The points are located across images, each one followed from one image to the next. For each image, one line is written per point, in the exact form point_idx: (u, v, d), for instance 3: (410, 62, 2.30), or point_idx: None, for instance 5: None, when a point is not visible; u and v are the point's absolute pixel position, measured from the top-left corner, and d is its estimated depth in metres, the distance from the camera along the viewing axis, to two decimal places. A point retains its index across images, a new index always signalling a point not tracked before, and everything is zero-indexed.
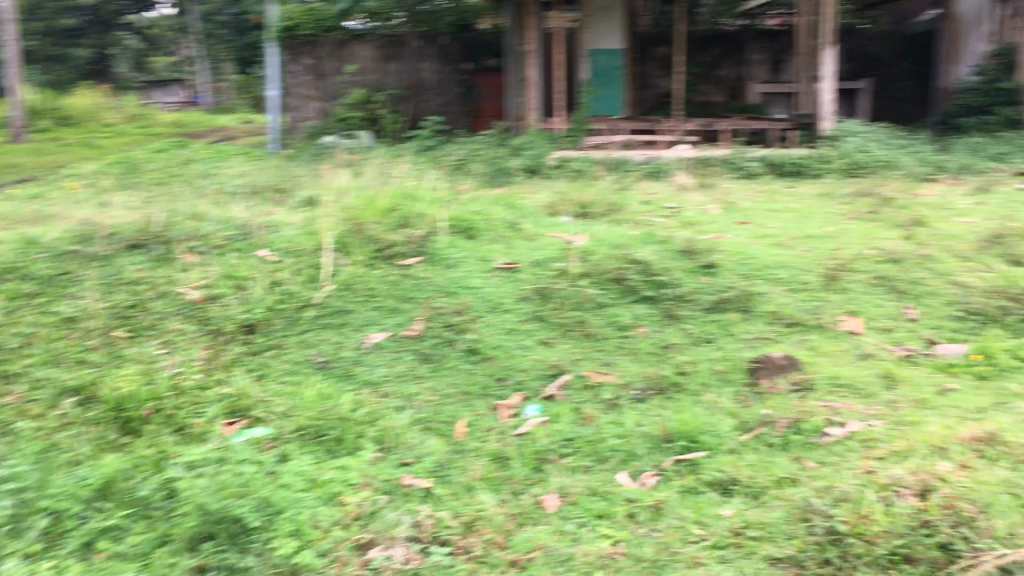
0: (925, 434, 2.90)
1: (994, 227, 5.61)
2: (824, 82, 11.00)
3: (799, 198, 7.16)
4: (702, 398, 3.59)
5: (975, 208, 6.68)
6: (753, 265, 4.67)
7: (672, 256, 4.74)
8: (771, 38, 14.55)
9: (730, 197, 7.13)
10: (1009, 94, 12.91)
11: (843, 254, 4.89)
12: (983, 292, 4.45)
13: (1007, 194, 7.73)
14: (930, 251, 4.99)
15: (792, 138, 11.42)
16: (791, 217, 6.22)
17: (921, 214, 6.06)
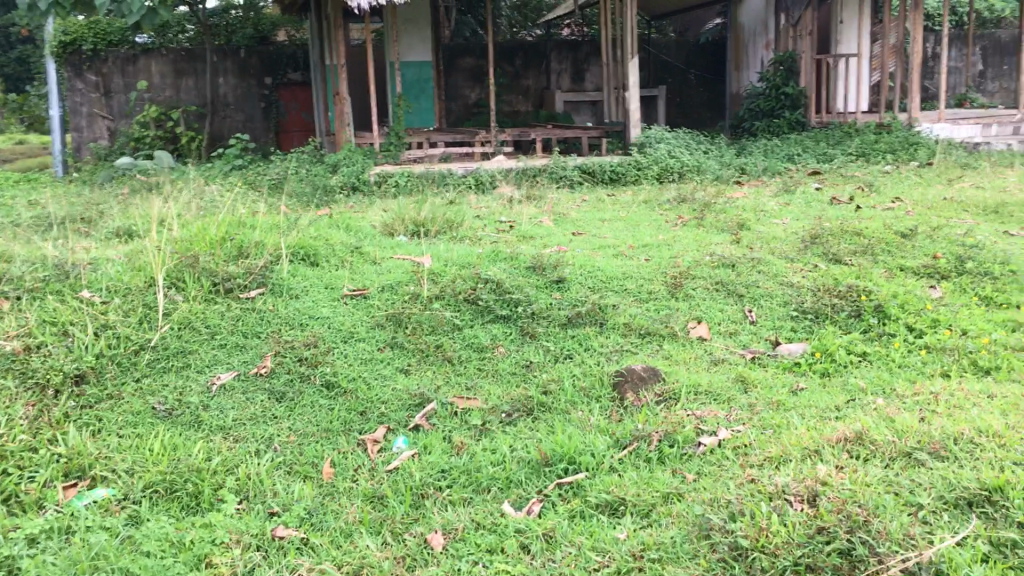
0: (795, 437, 3.01)
1: (807, 227, 5.97)
2: (631, 90, 11.33)
3: (624, 205, 7.36)
4: (572, 416, 3.58)
5: (785, 209, 7.09)
6: (600, 276, 4.72)
7: (521, 272, 4.72)
8: (573, 49, 14.95)
9: (558, 207, 7.22)
10: (793, 99, 13.82)
11: (682, 260, 5.03)
12: (814, 290, 4.70)
13: (808, 194, 8.27)
14: (757, 253, 5.22)
15: (603, 146, 11.71)
16: (621, 225, 6.37)
17: (740, 217, 6.36)
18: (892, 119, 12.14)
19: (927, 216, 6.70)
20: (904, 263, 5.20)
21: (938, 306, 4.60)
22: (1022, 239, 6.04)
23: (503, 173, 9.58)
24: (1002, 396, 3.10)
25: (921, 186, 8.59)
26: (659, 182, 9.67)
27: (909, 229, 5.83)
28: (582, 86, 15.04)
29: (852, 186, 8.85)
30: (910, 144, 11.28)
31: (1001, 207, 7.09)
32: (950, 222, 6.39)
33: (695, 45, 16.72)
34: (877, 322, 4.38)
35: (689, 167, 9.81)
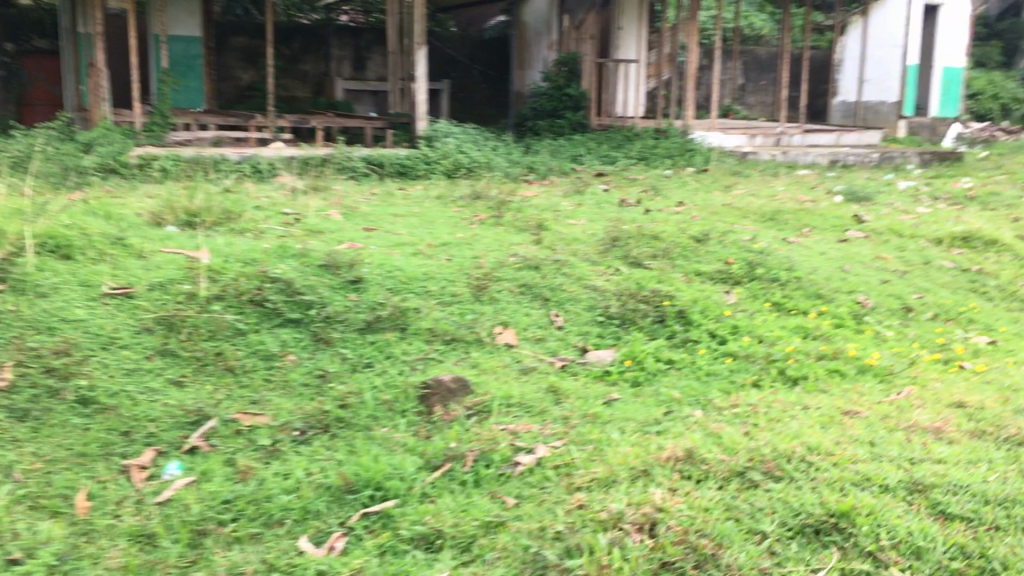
0: (620, 456, 2.81)
1: (603, 229, 5.91)
2: (419, 82, 10.97)
3: (415, 200, 7.06)
4: (375, 434, 3.23)
5: (578, 209, 7.05)
6: (399, 277, 4.38)
7: (312, 271, 4.28)
8: (353, 36, 14.43)
9: (346, 200, 6.78)
10: (575, 100, 13.98)
11: (484, 261, 4.78)
12: (619, 294, 4.59)
13: (596, 194, 8.32)
14: (560, 255, 5.03)
15: (388, 138, 11.26)
16: (411, 222, 6.00)
17: (536, 217, 6.22)
18: (669, 126, 12.53)
19: (712, 220, 6.86)
20: (699, 267, 5.22)
21: (735, 311, 4.64)
22: (800, 246, 6.28)
23: (285, 162, 8.96)
24: (817, 407, 3.04)
25: (700, 191, 8.87)
26: (449, 178, 9.41)
27: (700, 234, 5.90)
28: (364, 74, 14.52)
29: (636, 189, 9.01)
30: (686, 150, 11.68)
31: (775, 214, 7.40)
32: (734, 227, 6.57)
33: (480, 40, 16.66)
34: (681, 328, 4.32)
35: (479, 164, 9.64)
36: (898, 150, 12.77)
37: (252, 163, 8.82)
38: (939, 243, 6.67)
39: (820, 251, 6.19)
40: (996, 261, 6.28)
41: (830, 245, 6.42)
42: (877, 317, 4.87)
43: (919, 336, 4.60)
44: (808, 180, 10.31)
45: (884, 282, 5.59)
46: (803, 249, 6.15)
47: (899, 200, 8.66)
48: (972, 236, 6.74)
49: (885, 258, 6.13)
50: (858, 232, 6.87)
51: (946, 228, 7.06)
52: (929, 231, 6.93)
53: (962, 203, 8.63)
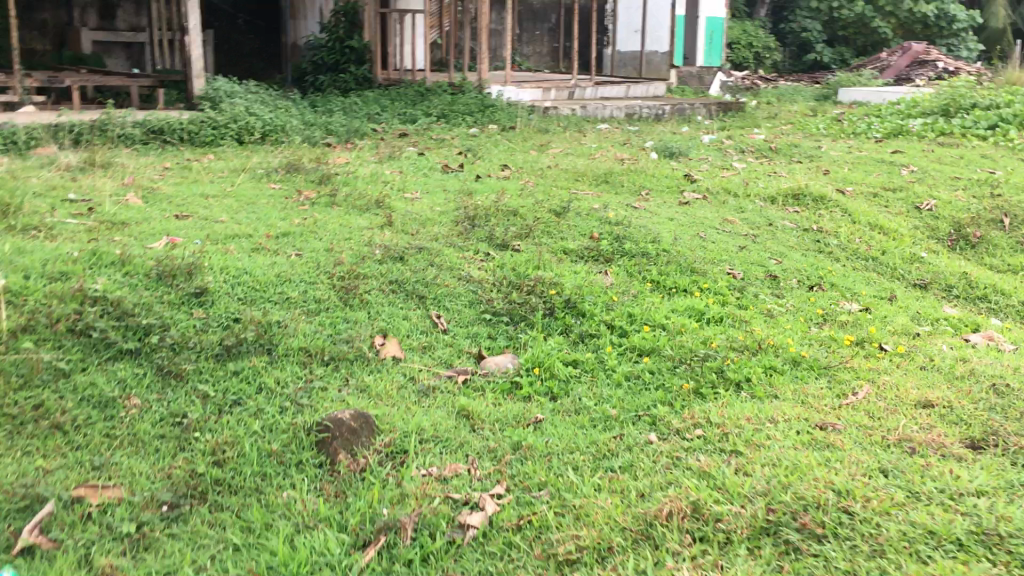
0: (600, 509, 2.34)
1: (450, 206, 5.35)
2: (191, 33, 9.73)
3: (217, 175, 6.17)
4: (272, 499, 2.57)
5: (405, 179, 6.44)
6: (249, 283, 3.65)
7: (142, 287, 3.48)
8: None
9: (137, 179, 5.78)
10: (358, 53, 13.11)
11: (341, 255, 4.11)
12: (502, 287, 4.09)
13: (413, 160, 7.73)
14: (422, 242, 4.43)
15: (158, 98, 9.96)
16: (227, 206, 5.15)
17: (371, 193, 5.57)
18: (463, 80, 11.99)
19: (550, 187, 6.48)
20: (565, 245, 4.81)
21: (621, 296, 4.27)
22: (648, 211, 6.02)
23: (43, 130, 7.64)
24: (787, 422, 2.71)
25: (516, 152, 8.48)
26: (241, 145, 8.42)
27: (554, 206, 5.48)
28: (112, 24, 12.56)
29: (449, 152, 8.48)
30: (485, 106, 11.23)
31: (607, 175, 7.13)
32: (576, 195, 6.22)
33: None
34: (576, 321, 3.90)
35: (272, 128, 8.71)
36: (685, 102, 12.98)
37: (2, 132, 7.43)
38: (772, 202, 6.66)
39: (668, 216, 5.95)
40: (830, 218, 6.33)
41: (674, 209, 6.21)
42: (755, 292, 4.68)
43: (801, 311, 4.45)
44: (612, 135, 10.20)
45: (742, 248, 5.43)
46: (653, 216, 5.89)
47: (710, 155, 8.69)
48: (802, 193, 6.78)
49: (732, 222, 5.99)
50: (695, 193, 6.72)
51: (772, 186, 7.08)
52: (759, 189, 6.91)
53: (767, 156, 8.79)
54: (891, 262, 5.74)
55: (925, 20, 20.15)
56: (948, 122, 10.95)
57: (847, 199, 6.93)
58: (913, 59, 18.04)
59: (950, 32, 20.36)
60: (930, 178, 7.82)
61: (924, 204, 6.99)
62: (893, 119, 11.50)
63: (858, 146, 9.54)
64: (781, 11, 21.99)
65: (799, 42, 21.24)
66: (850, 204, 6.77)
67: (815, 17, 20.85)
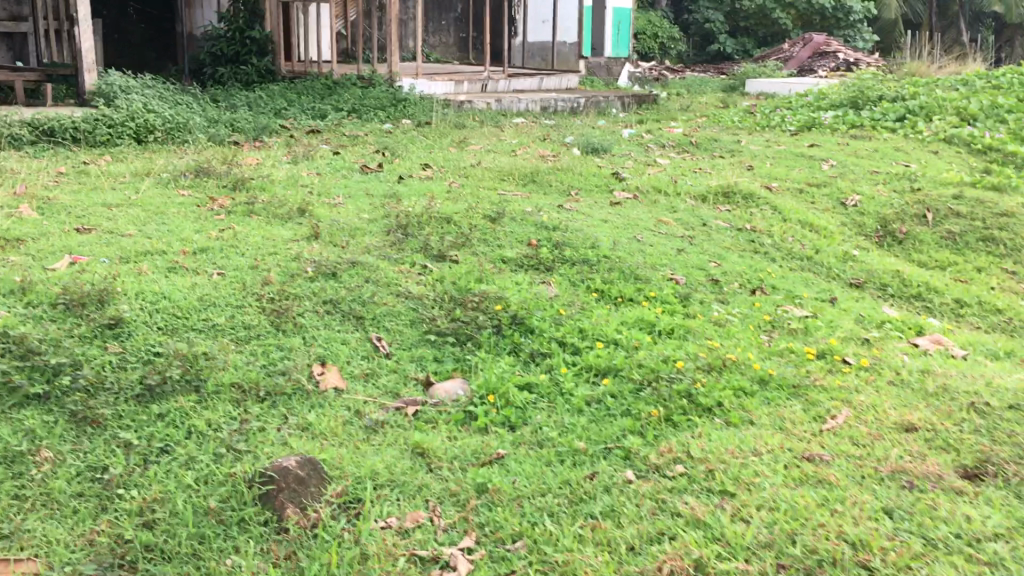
0: (589, 568, 2.13)
1: (377, 212, 5.05)
2: (81, 25, 9.10)
3: (120, 181, 5.72)
4: (215, 566, 2.27)
5: (325, 182, 6.09)
6: (170, 309, 3.31)
7: (47, 320, 3.11)
8: None
9: (30, 187, 5.28)
10: (260, 44, 12.57)
11: (268, 273, 3.79)
12: (443, 303, 3.84)
13: (328, 160, 7.36)
14: (354, 255, 4.14)
15: (46, 93, 9.29)
16: (134, 217, 4.74)
17: (290, 199, 5.22)
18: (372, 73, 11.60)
19: (477, 189, 6.23)
20: (503, 254, 4.57)
21: (567, 308, 4.06)
22: (581, 213, 5.82)
23: None
24: (773, 454, 2.55)
25: (436, 150, 8.19)
26: (141, 144, 7.91)
27: (486, 210, 5.24)
28: None
29: (366, 150, 8.13)
30: (398, 100, 10.88)
31: (534, 174, 6.91)
32: (505, 197, 5.98)
33: None
34: (525, 339, 3.67)
35: (174, 127, 8.21)
36: (598, 95, 12.86)
37: None
38: (703, 200, 6.55)
39: (601, 218, 5.76)
40: (762, 217, 6.24)
41: (606, 210, 6.02)
42: (701, 300, 4.53)
43: (750, 320, 4.31)
44: (530, 130, 10.00)
45: (680, 252, 5.29)
46: (587, 217, 5.70)
47: (632, 151, 8.57)
48: (731, 191, 6.69)
49: (666, 222, 5.84)
50: (624, 192, 6.56)
51: (701, 183, 6.97)
52: (688, 187, 6.79)
53: (689, 151, 8.72)
54: (826, 262, 5.68)
55: (824, 12, 20.54)
56: (858, 114, 11.10)
57: (775, 195, 6.88)
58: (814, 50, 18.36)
59: (847, 24, 20.81)
60: (851, 173, 7.85)
61: (849, 199, 6.98)
62: (805, 112, 11.61)
63: (775, 140, 9.56)
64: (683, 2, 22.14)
65: (702, 33, 21.39)
66: (778, 201, 6.71)
67: (717, 8, 21.04)
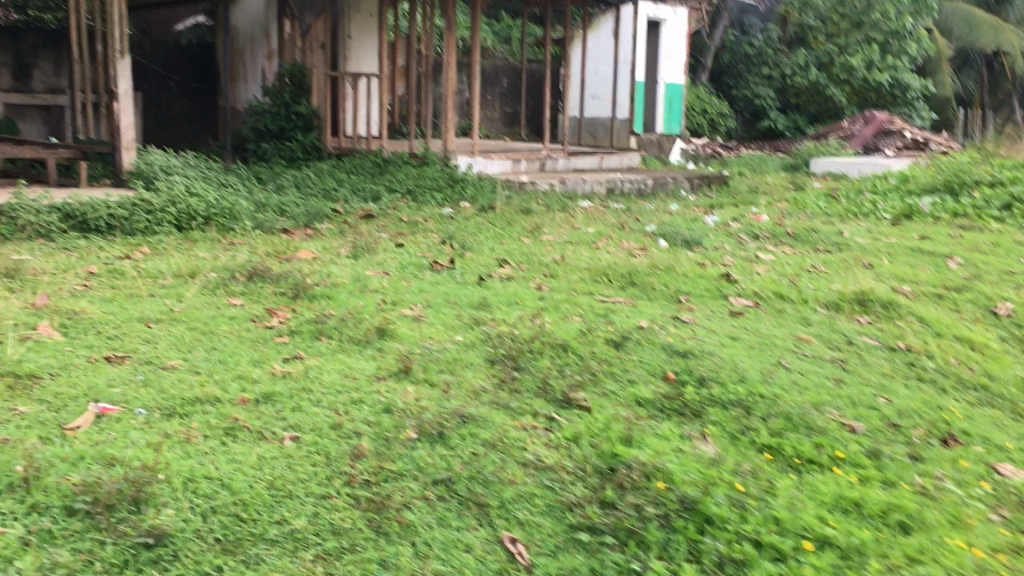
0: None
1: (472, 332, 4.12)
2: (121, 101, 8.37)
3: (159, 285, 4.86)
4: None
5: (397, 286, 5.20)
6: (233, 507, 2.35)
7: (67, 536, 2.14)
8: (11, 38, 11.04)
9: (55, 294, 4.41)
10: (305, 119, 11.87)
11: (359, 438, 2.84)
12: (589, 480, 2.86)
13: (391, 253, 6.50)
14: (461, 405, 3.20)
15: (80, 174, 8.53)
16: (177, 339, 3.85)
17: (366, 315, 4.33)
18: (426, 150, 10.83)
19: (571, 294, 5.33)
20: (639, 393, 3.62)
21: (745, 481, 3.04)
22: (704, 328, 4.86)
23: None
24: None
25: (507, 241, 7.32)
26: (181, 233, 7.13)
27: (602, 330, 4.28)
28: (28, 84, 11.22)
29: (428, 241, 7.26)
30: (454, 180, 10.08)
31: (632, 274, 5.98)
32: (609, 305, 5.06)
33: (174, 44, 13.57)
34: (708, 536, 2.65)
35: (220, 213, 7.42)
36: (665, 174, 11.96)
37: None
38: (836, 309, 5.58)
39: (728, 334, 4.80)
40: (912, 331, 5.25)
41: (729, 322, 5.07)
42: (896, 458, 3.49)
43: (972, 492, 3.27)
44: (603, 215, 9.09)
45: (837, 383, 4.27)
46: (711, 334, 4.73)
47: (726, 243, 7.61)
48: (867, 298, 5.71)
49: (807, 340, 4.86)
50: (743, 299, 5.60)
51: (826, 287, 6.00)
52: (814, 292, 5.81)
53: (788, 244, 7.76)
54: (1007, 392, 4.62)
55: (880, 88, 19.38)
56: (957, 201, 10.12)
57: (916, 302, 5.87)
58: (877, 127, 17.37)
59: (904, 101, 19.37)
60: (986, 274, 6.82)
61: (1000, 308, 5.94)
62: (896, 197, 10.62)
63: (878, 230, 8.59)
64: (725, 76, 20.89)
65: (751, 109, 20.40)
66: (924, 309, 5.69)
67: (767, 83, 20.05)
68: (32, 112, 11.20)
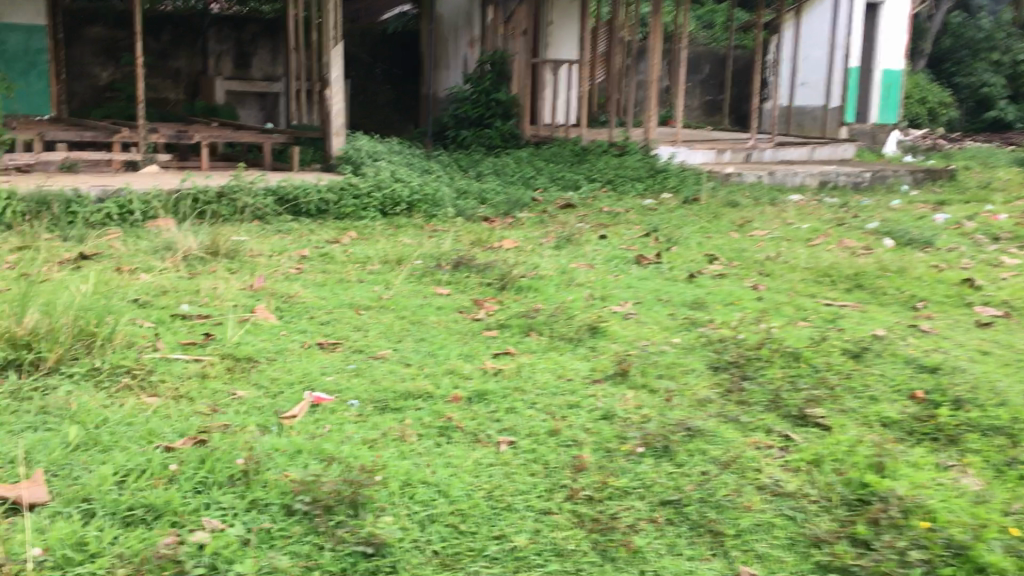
0: None
1: (691, 335, 3.82)
2: (333, 87, 8.55)
3: (368, 271, 4.83)
4: None
5: (604, 281, 4.97)
6: (452, 518, 2.18)
7: (284, 537, 2.03)
8: (234, 27, 11.60)
9: (271, 277, 4.46)
10: (504, 106, 11.85)
11: (580, 448, 2.61)
12: (836, 512, 2.48)
13: (595, 245, 6.27)
14: (687, 417, 2.91)
15: (293, 158, 8.82)
16: (386, 328, 3.77)
17: (577, 312, 4.12)
18: (626, 139, 10.53)
19: (792, 295, 4.91)
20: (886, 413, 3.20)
21: None
22: (949, 340, 4.33)
23: (164, 196, 6.60)
24: None
25: (715, 236, 6.95)
26: (386, 219, 7.19)
27: (836, 338, 3.86)
28: (247, 72, 11.77)
29: (631, 233, 6.98)
30: (655, 171, 9.75)
31: (858, 275, 5.47)
32: (837, 310, 4.61)
33: (381, 33, 14.00)
34: None
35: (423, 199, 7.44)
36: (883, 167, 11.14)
37: (118, 201, 6.44)
38: None
39: (978, 347, 4.25)
40: None
41: (977, 334, 4.50)
42: None
43: None
44: (817, 210, 8.50)
45: None
46: (959, 347, 4.20)
47: (961, 243, 6.89)
48: None
49: None
50: (990, 308, 4.98)
51: None
52: None
53: None
54: None
55: None
56: None
57: None
58: None
59: None
60: None
61: None
62: None
63: None
64: (947, 64, 19.32)
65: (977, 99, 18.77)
66: None
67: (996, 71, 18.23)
68: (250, 99, 11.78)
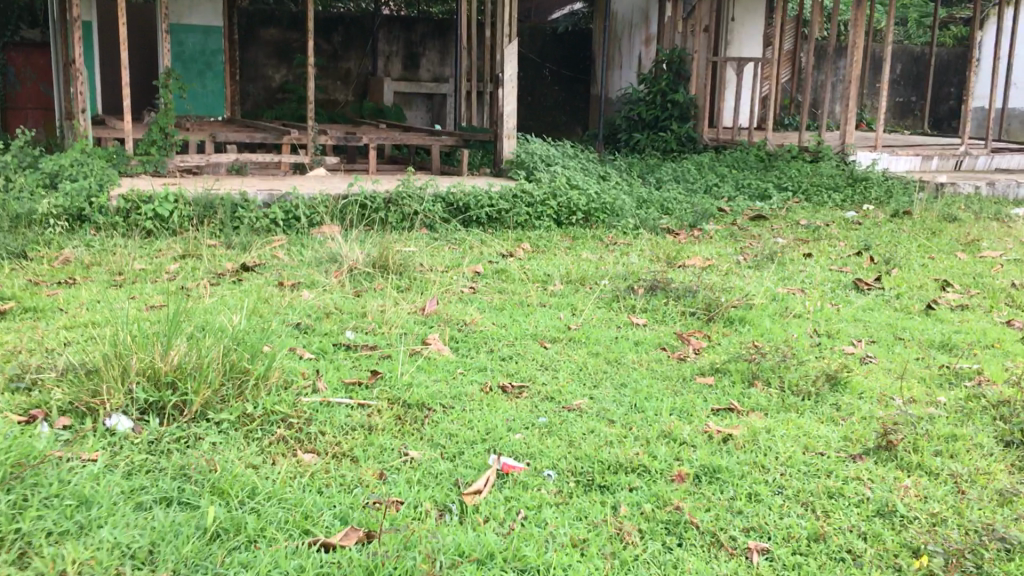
0: None
1: (958, 391, 3.05)
2: (506, 87, 8.06)
3: (550, 292, 4.27)
4: None
5: (825, 312, 4.23)
6: None
7: None
8: (404, 27, 11.35)
9: (443, 298, 3.97)
10: (681, 108, 11.10)
11: (862, 568, 1.92)
12: None
13: (801, 266, 5.51)
14: (997, 520, 2.15)
15: (462, 162, 8.40)
16: (579, 368, 3.19)
17: (804, 355, 3.41)
18: (820, 144, 9.59)
19: None
20: None
21: None
22: None
23: (331, 202, 6.29)
24: None
25: (938, 257, 6.05)
26: (561, 229, 6.65)
27: None
28: (415, 74, 11.50)
29: (837, 251, 6.16)
30: (854, 179, 8.79)
31: None
32: None
33: (550, 33, 13.21)
34: None
35: (601, 208, 6.84)
36: None
37: (285, 206, 6.15)
38: None
39: None
40: None
41: None
42: None
43: None
44: None
45: None
46: None
47: None
48: None
49: None
50: None
51: None
52: None
53: None
54: None
55: None
56: None
57: None
58: None
59: None
60: None
61: None
62: None
63: None
64: None
65: None
66: None
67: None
68: (418, 99, 11.51)
